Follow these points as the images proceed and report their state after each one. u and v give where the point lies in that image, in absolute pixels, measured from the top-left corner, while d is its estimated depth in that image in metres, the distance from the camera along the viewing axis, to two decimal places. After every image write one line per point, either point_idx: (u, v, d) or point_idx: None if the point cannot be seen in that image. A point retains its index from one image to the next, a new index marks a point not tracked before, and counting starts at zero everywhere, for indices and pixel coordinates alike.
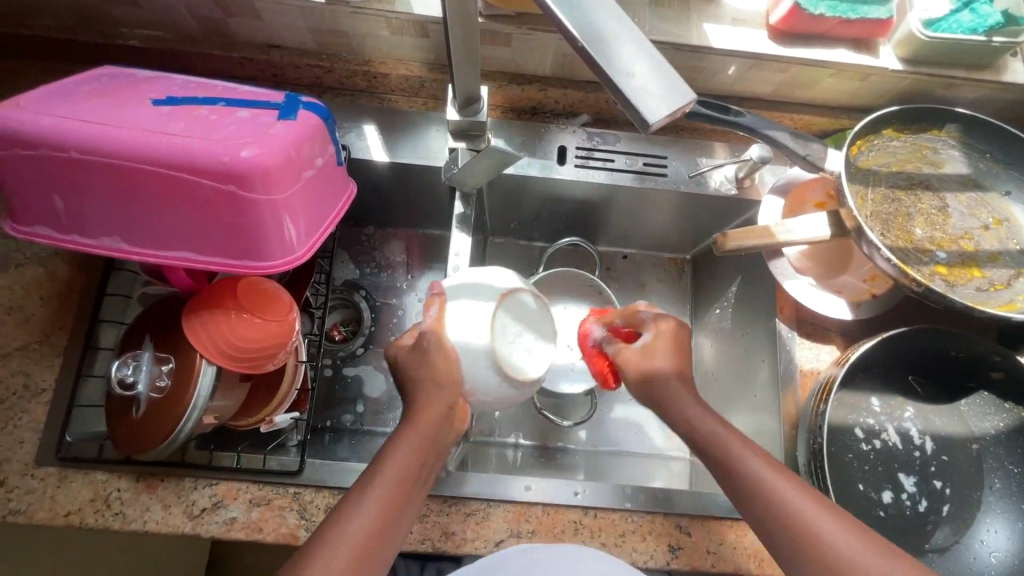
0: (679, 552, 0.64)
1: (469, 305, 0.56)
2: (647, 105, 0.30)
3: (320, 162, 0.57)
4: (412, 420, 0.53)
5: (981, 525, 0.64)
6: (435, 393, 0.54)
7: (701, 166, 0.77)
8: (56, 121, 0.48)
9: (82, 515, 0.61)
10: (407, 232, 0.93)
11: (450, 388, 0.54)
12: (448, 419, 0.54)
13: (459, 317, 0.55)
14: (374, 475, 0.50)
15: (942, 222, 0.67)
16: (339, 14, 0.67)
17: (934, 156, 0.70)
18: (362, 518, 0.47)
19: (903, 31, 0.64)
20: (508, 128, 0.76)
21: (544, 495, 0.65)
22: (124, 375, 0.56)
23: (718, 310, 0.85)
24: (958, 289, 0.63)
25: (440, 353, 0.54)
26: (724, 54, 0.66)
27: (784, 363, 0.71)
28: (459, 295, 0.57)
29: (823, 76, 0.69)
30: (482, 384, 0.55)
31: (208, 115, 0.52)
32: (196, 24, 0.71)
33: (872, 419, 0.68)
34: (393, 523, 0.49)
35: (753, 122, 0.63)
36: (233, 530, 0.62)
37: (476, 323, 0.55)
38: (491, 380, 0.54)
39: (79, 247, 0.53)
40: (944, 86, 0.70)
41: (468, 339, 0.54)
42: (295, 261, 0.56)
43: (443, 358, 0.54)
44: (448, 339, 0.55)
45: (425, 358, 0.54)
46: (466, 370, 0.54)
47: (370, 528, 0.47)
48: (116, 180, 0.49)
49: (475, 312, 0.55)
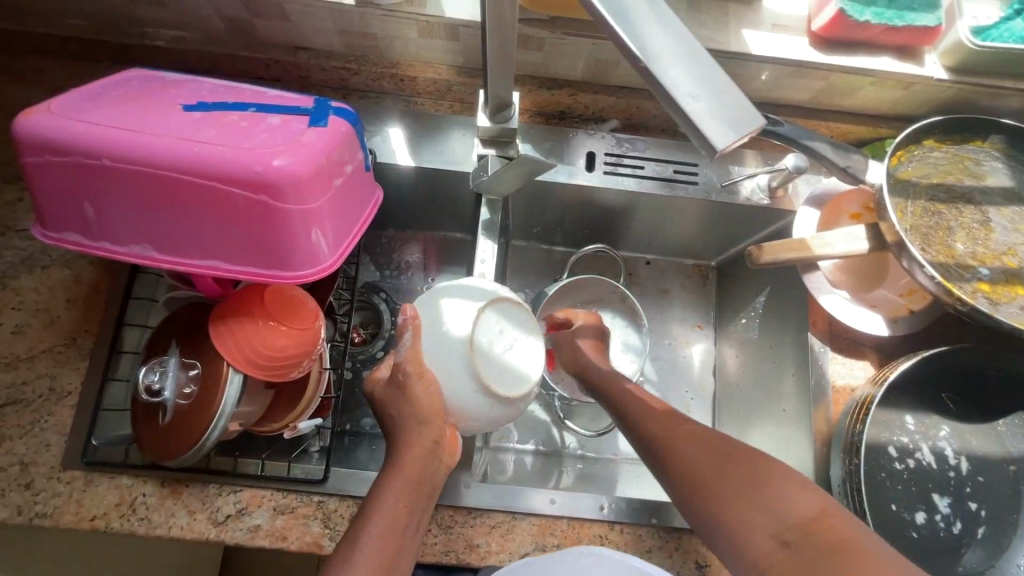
0: (705, 568, 0.63)
1: (447, 327, 0.55)
2: (712, 129, 0.29)
3: (349, 169, 0.56)
4: (409, 450, 0.54)
5: (1018, 549, 0.63)
6: (418, 428, 0.55)
7: (733, 174, 0.75)
8: (89, 128, 0.47)
9: (108, 519, 0.60)
10: (427, 234, 0.91)
11: (433, 421, 0.56)
12: (433, 453, 0.55)
13: (436, 341, 0.55)
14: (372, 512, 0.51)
15: (984, 237, 0.65)
16: (369, 16, 0.66)
17: (977, 168, 0.68)
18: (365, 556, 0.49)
19: (951, 39, 0.62)
20: (535, 133, 0.75)
21: (569, 509, 0.64)
22: (151, 382, 0.56)
23: (744, 320, 0.83)
24: (1001, 308, 0.61)
25: (419, 380, 0.55)
26: (762, 61, 0.65)
27: (816, 378, 0.69)
28: (436, 316, 0.56)
29: (864, 85, 0.67)
30: (476, 409, 0.55)
31: (239, 122, 0.51)
32: (223, 24, 0.70)
33: (906, 437, 0.66)
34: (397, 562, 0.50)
35: (791, 132, 0.61)
36: (257, 537, 0.61)
37: (455, 349, 0.54)
38: (480, 404, 0.55)
39: (107, 254, 0.53)
40: (991, 97, 0.68)
41: (446, 368, 0.54)
42: (325, 270, 0.56)
43: (424, 389, 0.55)
44: (428, 367, 0.55)
45: (411, 390, 0.55)
46: (448, 396, 0.55)
47: (375, 568, 0.48)
48: (147, 189, 0.49)
49: (453, 334, 0.54)
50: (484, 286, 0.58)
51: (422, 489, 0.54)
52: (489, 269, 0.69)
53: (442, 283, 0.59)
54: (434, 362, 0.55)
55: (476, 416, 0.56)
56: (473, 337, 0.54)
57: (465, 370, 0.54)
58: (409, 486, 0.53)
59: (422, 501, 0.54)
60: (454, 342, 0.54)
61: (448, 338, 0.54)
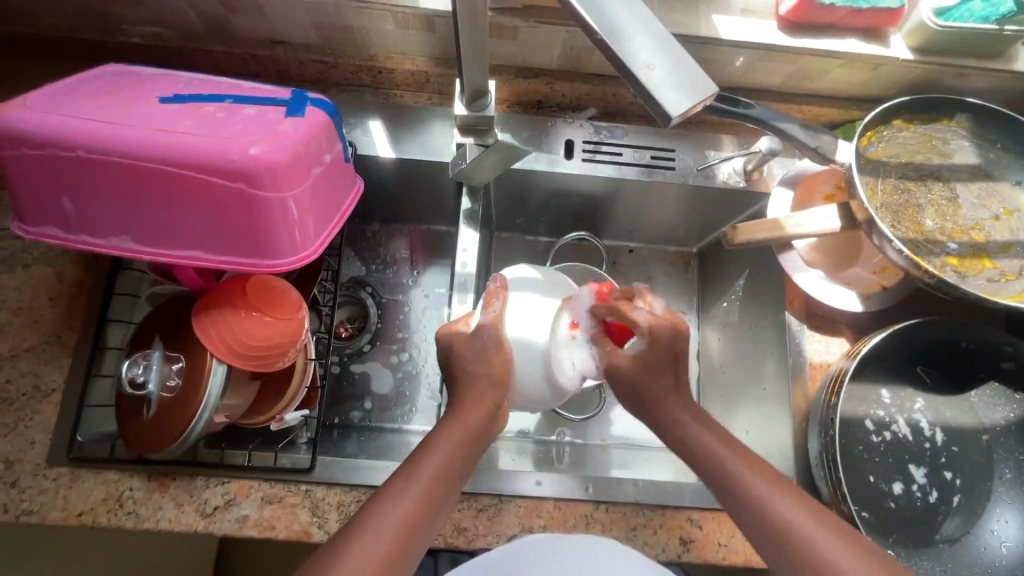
0: (690, 544, 0.64)
1: (532, 304, 0.59)
2: (668, 98, 0.30)
3: (328, 158, 0.57)
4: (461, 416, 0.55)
5: (991, 515, 0.64)
6: (487, 390, 0.57)
7: (709, 158, 0.76)
8: (64, 120, 0.48)
9: (95, 515, 0.61)
10: (412, 227, 0.92)
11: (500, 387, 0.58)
12: (489, 417, 0.57)
13: (520, 312, 0.59)
14: (416, 468, 0.51)
15: (952, 212, 0.67)
16: (345, 8, 0.66)
17: (944, 147, 0.69)
18: (387, 524, 0.48)
19: (914, 20, 0.64)
20: (513, 122, 0.76)
21: (554, 490, 0.65)
22: (135, 375, 0.56)
23: (726, 303, 0.84)
24: (969, 281, 0.63)
25: (480, 351, 0.58)
26: (733, 45, 0.66)
27: (793, 356, 0.71)
28: (524, 296, 0.60)
29: (832, 67, 0.69)
30: (528, 386, 0.59)
31: (215, 113, 0.52)
32: (198, 19, 0.70)
33: (882, 411, 0.68)
34: (421, 531, 0.49)
35: (764, 114, 0.62)
36: (245, 527, 0.62)
37: (534, 324, 0.59)
38: (535, 386, 0.59)
39: (87, 247, 0.53)
40: (954, 76, 0.69)
41: (525, 337, 0.58)
42: (307, 258, 0.56)
43: (500, 358, 0.58)
44: (506, 335, 0.58)
45: (490, 357, 0.58)
46: (515, 365, 0.59)
47: (398, 531, 0.47)
48: (124, 181, 0.49)
49: (538, 313, 0.59)
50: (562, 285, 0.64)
51: (457, 466, 0.53)
52: (472, 257, 0.69)
53: (529, 273, 0.63)
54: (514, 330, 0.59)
55: (530, 391, 0.60)
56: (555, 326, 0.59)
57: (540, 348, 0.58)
58: (448, 460, 0.53)
59: (458, 478, 0.54)
60: (537, 319, 0.59)
61: (531, 314, 0.59)
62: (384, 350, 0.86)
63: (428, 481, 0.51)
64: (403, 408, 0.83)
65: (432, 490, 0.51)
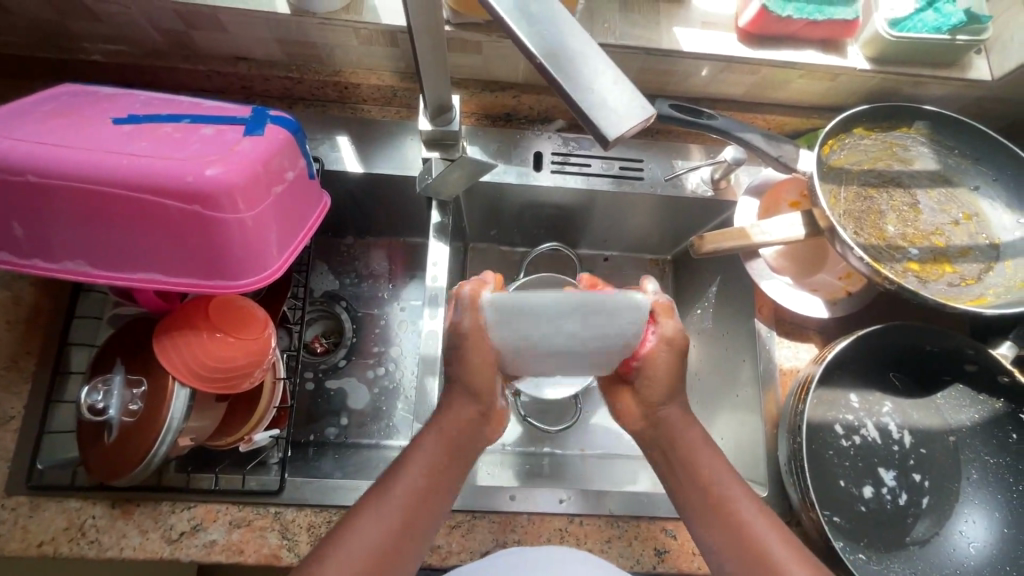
0: (665, 554, 0.64)
1: (545, 310, 0.45)
2: (607, 121, 0.30)
3: (290, 176, 0.56)
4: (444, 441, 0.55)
5: (959, 516, 0.65)
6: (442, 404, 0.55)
7: (677, 168, 0.77)
8: (13, 144, 0.47)
9: (56, 545, 0.59)
10: (387, 240, 0.92)
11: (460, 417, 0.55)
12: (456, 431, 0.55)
13: (537, 306, 0.45)
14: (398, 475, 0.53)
15: (914, 218, 0.69)
16: (307, 25, 0.66)
17: (904, 153, 0.71)
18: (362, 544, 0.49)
19: (870, 31, 0.65)
20: (482, 135, 0.76)
21: (528, 504, 0.65)
22: (94, 401, 0.54)
23: (699, 310, 0.85)
24: (930, 285, 0.65)
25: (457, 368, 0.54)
26: (695, 57, 0.67)
27: (764, 363, 0.72)
28: (541, 301, 0.44)
29: (794, 77, 0.70)
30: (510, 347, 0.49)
31: (172, 133, 0.51)
32: (159, 36, 0.69)
33: (851, 415, 0.69)
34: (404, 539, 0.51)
35: (725, 125, 0.64)
36: (213, 553, 0.61)
37: (541, 318, 0.45)
38: (510, 350, 0.49)
39: (41, 272, 0.52)
40: (913, 85, 0.71)
41: (529, 313, 0.46)
42: (269, 277, 0.56)
43: None
44: (518, 303, 0.46)
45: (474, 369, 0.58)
46: (506, 326, 0.47)
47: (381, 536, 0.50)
48: (76, 204, 0.48)
49: (543, 320, 0.46)
50: (595, 342, 0.47)
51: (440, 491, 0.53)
52: (441, 271, 0.69)
53: (566, 297, 0.44)
54: (546, 290, 0.44)
55: (512, 349, 0.49)
56: (547, 338, 0.47)
57: (572, 346, 0.47)
58: (431, 475, 0.53)
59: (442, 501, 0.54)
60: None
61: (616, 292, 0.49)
62: (359, 365, 0.85)
63: (409, 498, 0.52)
64: (380, 423, 0.82)
65: (414, 514, 0.52)
